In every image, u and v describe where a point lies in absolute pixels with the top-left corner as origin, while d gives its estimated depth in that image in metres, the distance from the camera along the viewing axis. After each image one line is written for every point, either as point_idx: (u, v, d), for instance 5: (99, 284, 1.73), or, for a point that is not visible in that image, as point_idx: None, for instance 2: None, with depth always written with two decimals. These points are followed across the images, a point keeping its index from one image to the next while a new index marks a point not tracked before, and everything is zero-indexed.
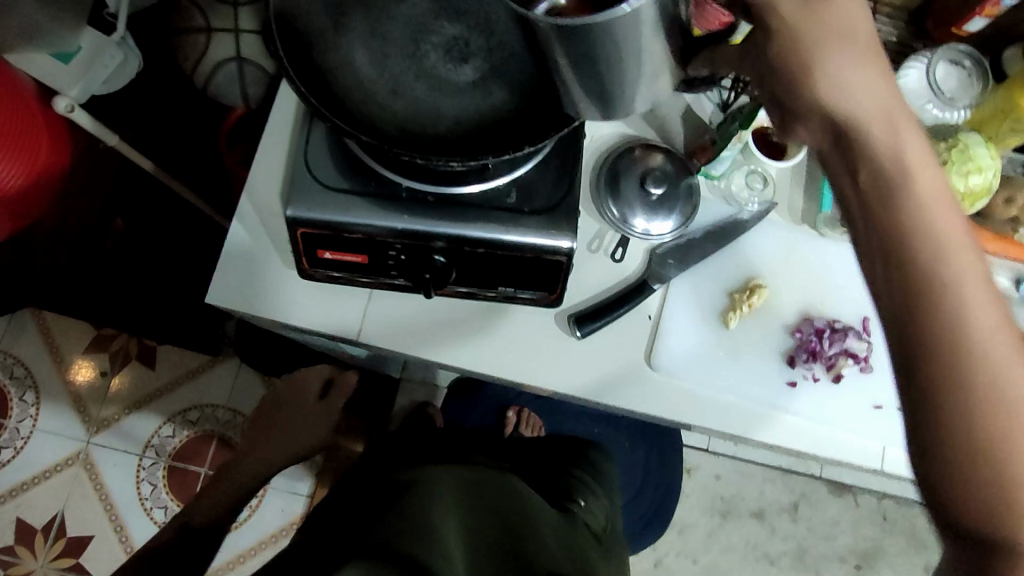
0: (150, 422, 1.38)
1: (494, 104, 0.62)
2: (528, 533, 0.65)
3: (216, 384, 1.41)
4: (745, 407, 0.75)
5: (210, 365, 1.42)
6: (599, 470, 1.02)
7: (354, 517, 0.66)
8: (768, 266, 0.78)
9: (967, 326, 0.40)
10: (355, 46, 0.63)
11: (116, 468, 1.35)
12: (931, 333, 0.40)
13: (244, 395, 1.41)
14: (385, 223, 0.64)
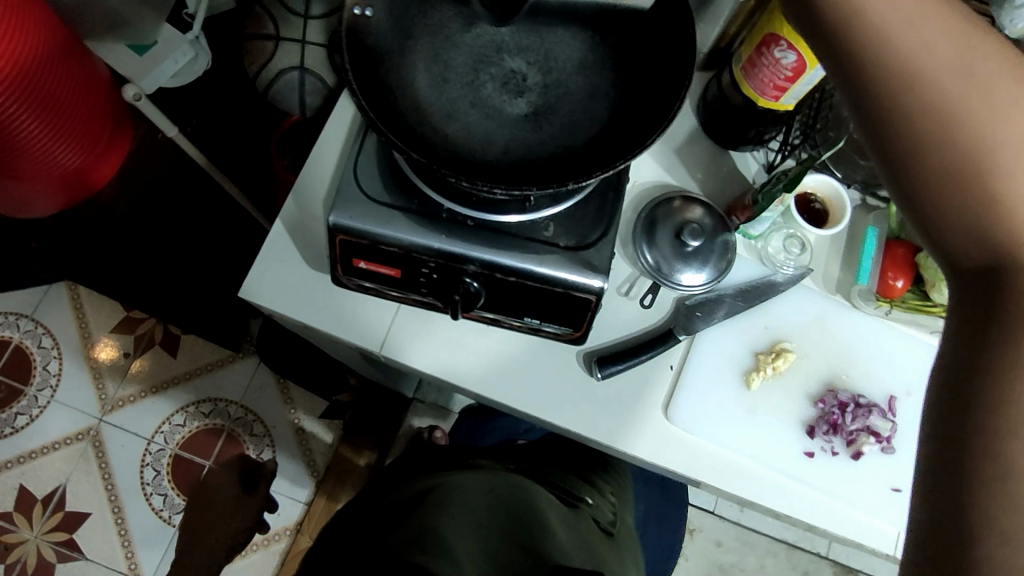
0: (162, 408, 1.40)
1: (544, 138, 0.64)
2: (539, 525, 0.66)
3: (233, 379, 1.43)
4: (759, 472, 0.73)
5: (229, 361, 1.44)
6: (611, 480, 1.03)
7: (362, 532, 0.65)
8: (798, 332, 0.77)
9: (993, 135, 0.42)
10: (417, 67, 0.65)
11: (123, 449, 1.37)
12: (953, 164, 0.43)
13: (259, 393, 1.43)
14: (423, 240, 0.65)
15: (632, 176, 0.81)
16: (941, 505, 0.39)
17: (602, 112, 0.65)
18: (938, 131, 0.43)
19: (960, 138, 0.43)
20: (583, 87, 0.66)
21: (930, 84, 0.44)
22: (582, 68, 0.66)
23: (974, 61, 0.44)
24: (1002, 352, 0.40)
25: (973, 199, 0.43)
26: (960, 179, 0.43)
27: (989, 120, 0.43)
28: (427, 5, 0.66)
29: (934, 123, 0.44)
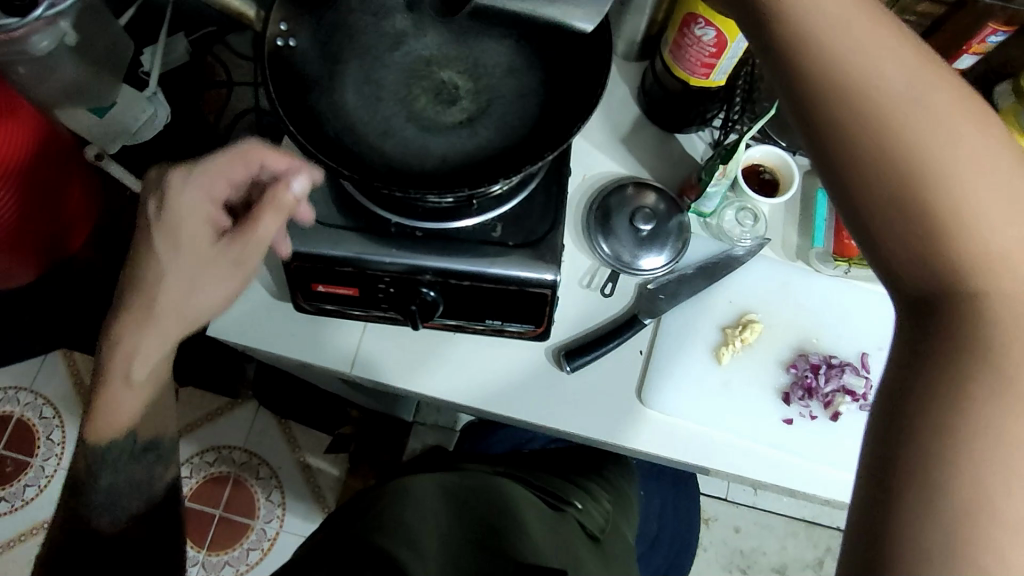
0: None
1: (480, 142, 0.65)
2: (511, 529, 0.66)
3: (234, 426, 1.44)
4: (744, 446, 0.73)
5: (228, 408, 1.44)
6: (609, 484, 1.02)
7: (335, 527, 0.67)
8: (763, 301, 0.77)
9: (928, 138, 0.38)
10: (349, 89, 0.66)
11: None
12: (886, 169, 0.38)
13: (262, 436, 1.43)
14: (375, 256, 0.66)
15: (582, 169, 0.81)
16: (869, 504, 0.35)
17: (535, 111, 0.66)
18: (870, 131, 0.39)
19: (892, 140, 0.38)
20: (514, 88, 0.67)
21: (861, 80, 0.40)
22: (511, 71, 0.68)
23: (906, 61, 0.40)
24: (946, 360, 0.36)
25: (910, 206, 0.38)
26: (895, 186, 0.38)
27: (923, 120, 0.38)
28: (353, 28, 0.68)
29: (866, 122, 0.39)
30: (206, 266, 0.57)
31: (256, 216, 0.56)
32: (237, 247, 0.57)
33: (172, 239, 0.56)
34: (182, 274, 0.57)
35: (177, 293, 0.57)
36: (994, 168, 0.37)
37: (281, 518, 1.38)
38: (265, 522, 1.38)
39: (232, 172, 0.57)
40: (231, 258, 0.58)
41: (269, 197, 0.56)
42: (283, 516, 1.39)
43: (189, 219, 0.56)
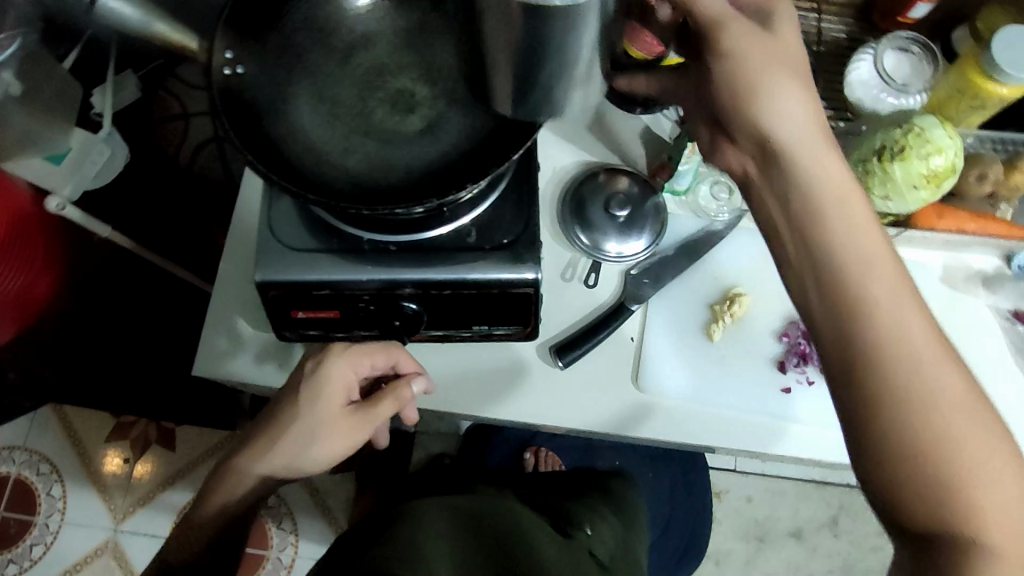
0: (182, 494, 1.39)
1: (444, 149, 0.64)
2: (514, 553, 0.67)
3: None
4: (746, 420, 0.72)
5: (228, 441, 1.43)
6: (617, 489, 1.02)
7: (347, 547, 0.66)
8: (747, 276, 0.77)
9: (938, 403, 0.45)
10: (305, 111, 0.65)
11: (143, 553, 1.36)
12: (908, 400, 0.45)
13: None
14: (350, 275, 0.65)
15: (551, 160, 0.80)
16: None
17: (496, 110, 0.65)
18: (901, 406, 0.45)
19: (910, 381, 0.46)
20: (472, 88, 0.67)
21: (891, 351, 0.46)
22: (466, 72, 0.67)
23: (925, 340, 0.47)
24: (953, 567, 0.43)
25: (919, 445, 0.45)
26: (905, 422, 0.45)
27: (939, 390, 0.45)
28: (301, 48, 0.66)
29: (888, 379, 0.46)
30: (328, 427, 0.65)
31: (383, 395, 0.67)
32: (356, 418, 0.66)
33: (316, 394, 0.65)
34: (309, 428, 0.64)
35: (297, 442, 0.64)
36: (997, 448, 0.45)
37: (295, 545, 1.37)
38: (280, 550, 1.37)
39: (377, 364, 0.67)
40: (350, 427, 0.65)
41: (393, 388, 0.67)
42: (297, 542, 1.38)
43: (334, 388, 0.65)
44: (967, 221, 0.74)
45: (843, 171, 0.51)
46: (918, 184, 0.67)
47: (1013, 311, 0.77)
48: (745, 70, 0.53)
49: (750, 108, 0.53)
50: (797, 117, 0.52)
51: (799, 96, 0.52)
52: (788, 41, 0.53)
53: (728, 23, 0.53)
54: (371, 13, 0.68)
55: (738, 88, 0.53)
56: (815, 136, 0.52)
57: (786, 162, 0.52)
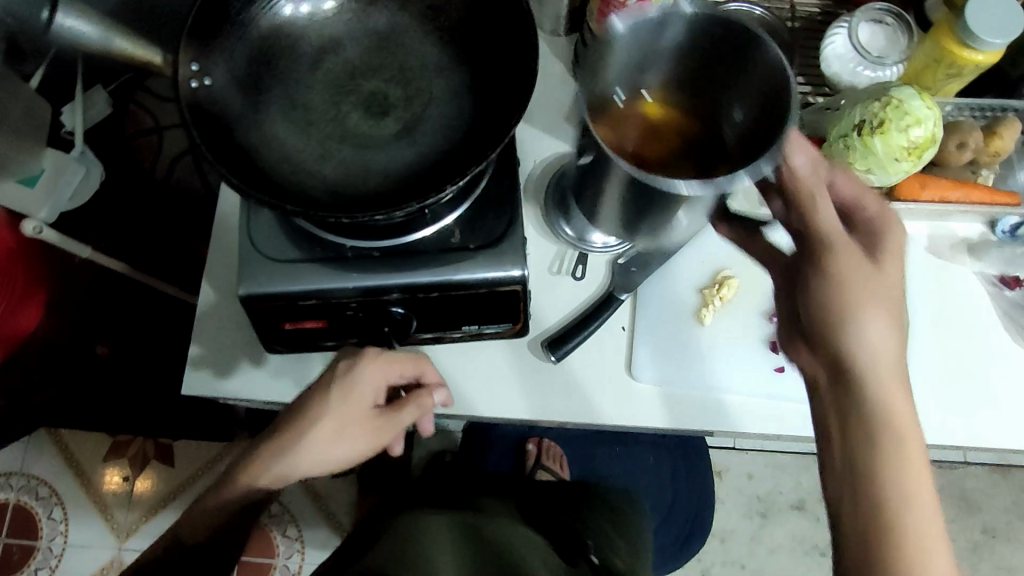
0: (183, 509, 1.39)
1: (421, 150, 0.64)
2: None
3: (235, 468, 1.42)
4: (741, 402, 0.73)
5: (226, 452, 1.43)
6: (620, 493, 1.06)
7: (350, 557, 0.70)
8: (734, 257, 0.76)
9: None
10: (277, 120, 0.63)
11: None
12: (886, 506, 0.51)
13: None
14: (335, 284, 0.64)
15: (530, 154, 0.80)
16: None
17: (471, 107, 0.64)
18: (877, 496, 0.51)
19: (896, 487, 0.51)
20: (446, 86, 0.66)
21: (887, 465, 0.51)
22: (440, 69, 0.66)
23: (922, 470, 0.51)
24: None
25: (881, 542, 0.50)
26: (878, 519, 0.50)
27: (919, 527, 0.50)
28: (271, 57, 0.65)
29: (875, 485, 0.51)
30: (353, 428, 0.64)
31: (407, 405, 0.66)
32: (380, 422, 0.65)
33: (345, 396, 0.63)
34: (333, 427, 0.64)
35: (324, 440, 0.64)
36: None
37: (301, 552, 1.37)
38: (287, 558, 1.37)
39: (405, 372, 0.66)
40: (374, 433, 0.65)
41: (416, 395, 0.67)
42: (304, 549, 1.37)
43: (362, 392, 0.64)
44: (949, 190, 0.74)
45: (912, 411, 0.52)
46: (900, 156, 0.66)
47: (999, 276, 0.77)
48: (846, 294, 0.53)
49: (840, 323, 0.53)
50: (881, 347, 0.53)
51: (887, 327, 0.53)
52: (891, 272, 0.54)
53: (834, 244, 0.54)
54: (339, 16, 0.67)
55: (828, 303, 0.54)
56: (894, 371, 0.53)
57: (861, 384, 0.53)
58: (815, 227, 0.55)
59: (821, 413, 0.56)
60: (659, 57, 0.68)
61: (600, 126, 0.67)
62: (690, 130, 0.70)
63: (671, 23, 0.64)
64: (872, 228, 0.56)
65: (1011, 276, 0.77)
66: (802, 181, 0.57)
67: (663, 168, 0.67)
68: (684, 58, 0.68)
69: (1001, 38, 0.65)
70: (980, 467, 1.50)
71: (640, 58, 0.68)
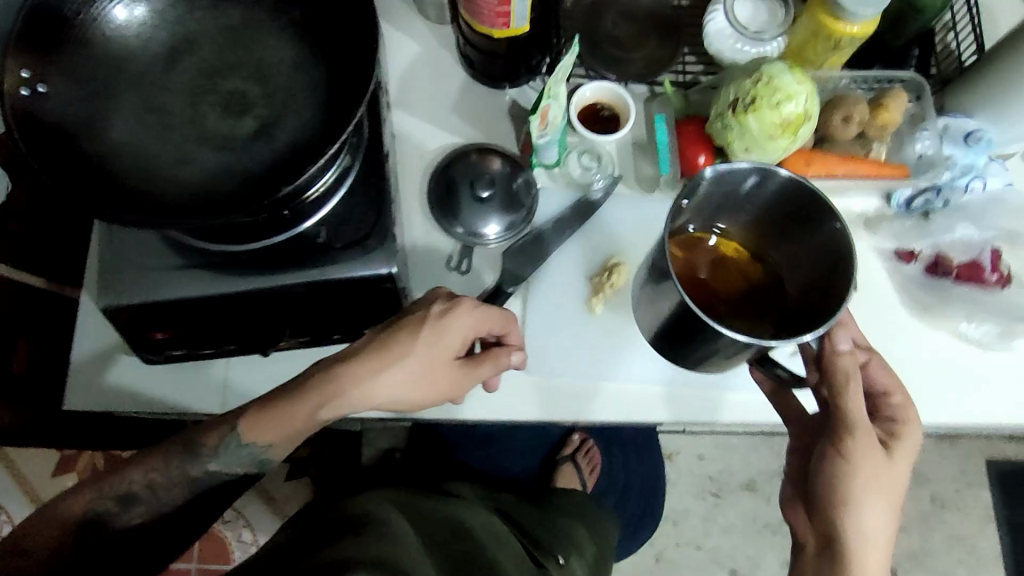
0: None
1: (279, 150, 0.62)
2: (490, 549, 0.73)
3: None
4: (635, 390, 0.72)
5: None
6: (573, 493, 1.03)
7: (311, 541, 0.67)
8: (626, 243, 0.75)
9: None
10: (125, 124, 0.61)
11: None
12: None
13: None
14: (198, 291, 0.62)
15: (419, 145, 0.78)
16: None
17: (329, 103, 0.63)
18: None
19: None
20: (306, 84, 0.64)
21: None
22: (300, 65, 0.64)
23: None
24: None
25: None
26: None
27: None
28: (120, 59, 0.63)
29: None
30: (431, 375, 0.63)
31: (483, 361, 0.65)
32: (457, 375, 0.64)
33: (432, 342, 0.62)
34: (416, 368, 0.62)
35: (396, 381, 0.62)
36: None
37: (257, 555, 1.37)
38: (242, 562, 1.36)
39: (492, 328, 0.66)
40: (451, 382, 0.64)
41: (494, 353, 0.66)
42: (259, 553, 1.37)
43: (453, 338, 0.63)
44: (835, 165, 0.72)
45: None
46: (775, 134, 0.65)
47: (896, 250, 0.75)
48: (851, 478, 0.58)
49: (840, 499, 0.58)
50: (873, 529, 0.58)
51: (883, 513, 0.59)
52: (898, 466, 0.59)
53: (858, 432, 0.58)
54: (192, 14, 0.65)
55: (840, 483, 0.58)
56: (879, 554, 0.58)
57: (844, 558, 0.58)
58: (841, 405, 0.59)
59: (803, 570, 0.61)
60: (736, 207, 0.67)
61: (675, 248, 0.69)
62: (755, 276, 0.70)
63: (759, 186, 0.63)
64: (892, 420, 0.62)
65: (906, 250, 0.75)
66: (841, 371, 0.59)
67: (718, 304, 0.69)
68: (761, 210, 0.67)
69: (871, 9, 0.64)
70: (927, 438, 1.50)
71: (719, 204, 0.67)
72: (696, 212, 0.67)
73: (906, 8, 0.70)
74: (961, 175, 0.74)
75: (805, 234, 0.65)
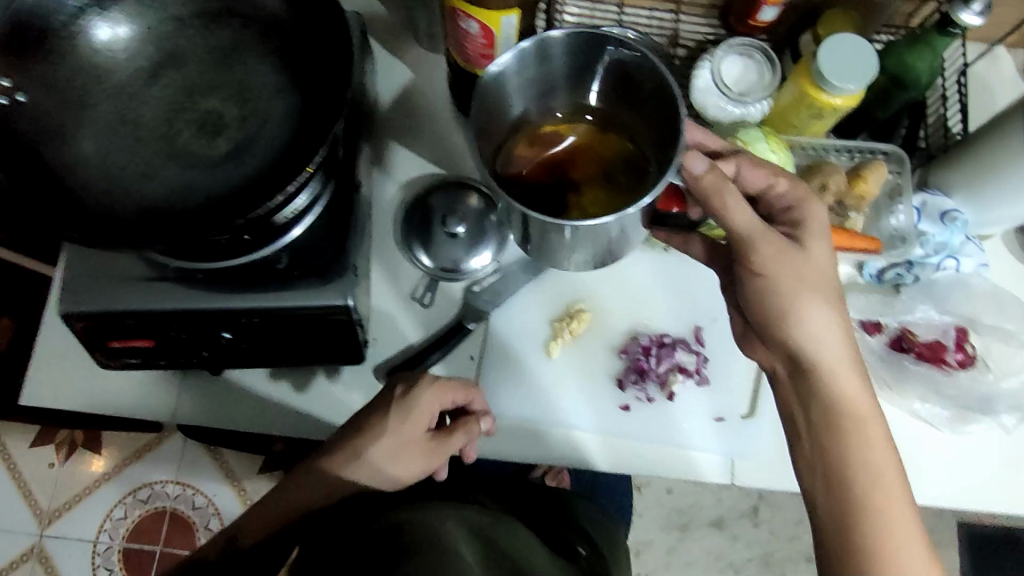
0: (105, 500, 1.31)
1: (248, 173, 0.62)
2: (518, 555, 0.59)
3: (162, 461, 1.32)
4: (584, 438, 0.71)
5: (154, 444, 1.33)
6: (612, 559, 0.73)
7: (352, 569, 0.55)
8: (591, 289, 0.75)
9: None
10: (97, 136, 0.62)
11: (72, 558, 1.29)
12: (851, 473, 0.56)
13: (192, 466, 1.32)
14: (154, 306, 0.62)
15: (398, 171, 0.78)
16: None
17: (303, 131, 0.63)
18: (847, 472, 0.56)
19: (853, 466, 0.56)
20: (283, 109, 0.64)
21: (842, 417, 0.58)
22: (279, 91, 0.65)
23: (873, 422, 0.57)
24: None
25: (849, 506, 0.56)
26: (849, 485, 0.56)
27: (887, 504, 0.55)
28: (102, 70, 0.64)
29: (832, 452, 0.57)
30: (408, 454, 0.64)
31: (456, 434, 0.65)
32: (434, 451, 0.65)
33: (402, 424, 0.63)
34: (389, 449, 0.63)
35: (377, 462, 0.63)
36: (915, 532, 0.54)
37: None
38: None
39: (457, 399, 0.66)
40: (431, 458, 0.65)
41: (464, 422, 0.66)
42: None
43: (422, 414, 0.63)
44: None
45: (865, 394, 0.58)
46: None
47: (861, 322, 0.75)
48: (774, 290, 0.59)
49: (779, 322, 0.59)
50: (817, 333, 0.59)
51: (824, 314, 0.59)
52: (817, 254, 0.58)
53: (757, 243, 0.57)
54: (180, 32, 0.66)
55: (772, 300, 0.59)
56: (840, 355, 0.59)
57: (810, 375, 0.59)
58: (727, 224, 0.57)
59: (784, 398, 0.62)
60: (553, 78, 0.63)
61: (524, 153, 0.65)
62: (616, 148, 0.66)
63: (552, 48, 0.59)
64: (788, 211, 0.60)
65: (872, 321, 0.75)
66: (711, 191, 0.56)
67: (584, 191, 0.65)
68: (577, 77, 0.64)
69: (851, 85, 0.63)
70: None
71: (535, 82, 0.62)
72: (524, 102, 0.64)
73: (892, 83, 0.70)
74: (934, 253, 0.74)
75: (631, 82, 0.61)
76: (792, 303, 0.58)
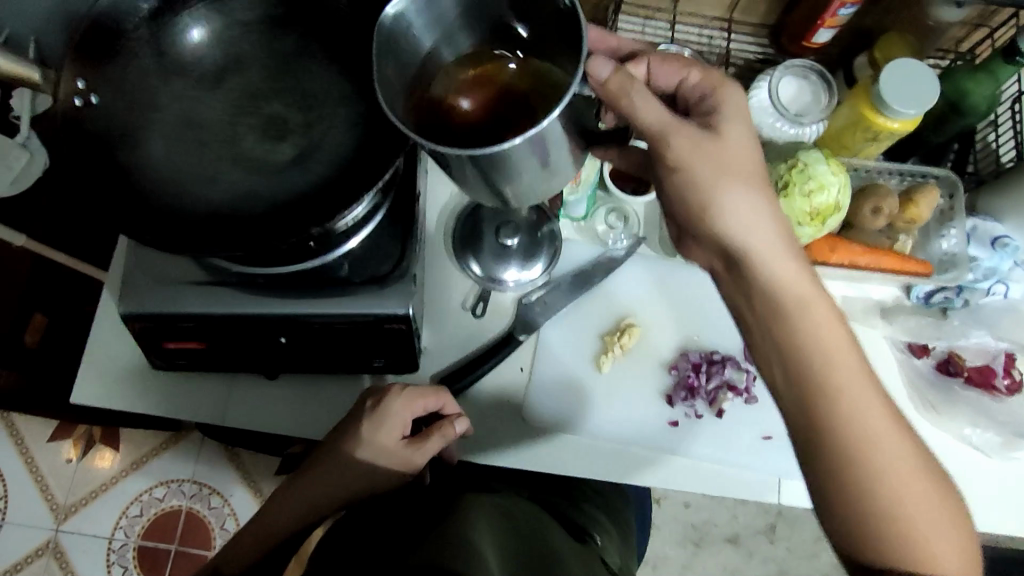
0: (122, 497, 1.30)
1: (311, 179, 0.62)
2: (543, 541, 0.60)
3: (181, 459, 1.32)
4: (634, 451, 0.72)
5: (172, 442, 1.33)
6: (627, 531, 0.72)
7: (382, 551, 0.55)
8: (642, 305, 0.75)
9: (888, 486, 0.48)
10: (164, 139, 0.62)
11: (86, 555, 1.28)
12: (803, 353, 0.51)
13: (210, 465, 1.32)
14: (215, 309, 0.63)
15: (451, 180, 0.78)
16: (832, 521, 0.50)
17: (368, 139, 0.63)
18: (800, 355, 0.51)
19: (805, 346, 0.51)
20: (347, 117, 0.64)
21: (786, 300, 0.52)
22: (344, 98, 0.65)
23: (816, 295, 0.52)
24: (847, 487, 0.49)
25: (805, 389, 0.50)
26: (804, 366, 0.51)
27: (839, 368, 0.50)
28: (169, 73, 0.64)
29: (783, 340, 0.52)
30: (387, 460, 0.64)
31: (429, 437, 0.64)
32: (410, 455, 0.64)
33: (373, 431, 0.63)
34: (366, 455, 0.64)
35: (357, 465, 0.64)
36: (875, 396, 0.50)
37: None
38: None
39: (429, 404, 0.65)
40: (409, 462, 0.65)
41: (439, 425, 0.65)
42: None
43: (393, 423, 0.63)
44: (859, 255, 0.72)
45: (806, 275, 0.53)
46: (803, 220, 0.66)
47: (909, 344, 0.76)
48: (697, 181, 0.53)
49: (705, 211, 0.54)
50: (746, 221, 0.53)
51: (750, 197, 0.53)
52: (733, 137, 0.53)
53: (670, 138, 0.53)
54: (245, 37, 0.67)
55: (690, 193, 0.54)
56: (771, 239, 0.53)
57: (747, 265, 0.53)
58: (637, 122, 0.52)
59: (730, 294, 0.57)
60: (452, 14, 0.50)
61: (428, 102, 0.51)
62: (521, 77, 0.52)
63: None
64: (700, 104, 0.56)
65: (920, 344, 0.75)
66: (620, 96, 0.50)
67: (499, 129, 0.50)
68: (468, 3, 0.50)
69: (911, 109, 0.64)
70: None
71: (434, 19, 0.50)
72: (433, 35, 0.51)
73: (950, 108, 0.71)
74: (983, 278, 0.74)
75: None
76: (717, 189, 0.53)
